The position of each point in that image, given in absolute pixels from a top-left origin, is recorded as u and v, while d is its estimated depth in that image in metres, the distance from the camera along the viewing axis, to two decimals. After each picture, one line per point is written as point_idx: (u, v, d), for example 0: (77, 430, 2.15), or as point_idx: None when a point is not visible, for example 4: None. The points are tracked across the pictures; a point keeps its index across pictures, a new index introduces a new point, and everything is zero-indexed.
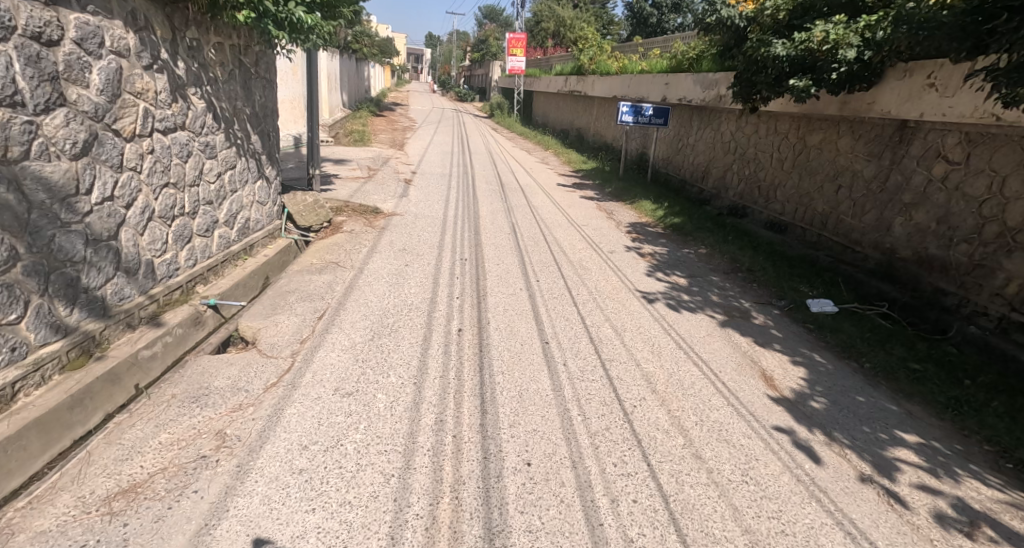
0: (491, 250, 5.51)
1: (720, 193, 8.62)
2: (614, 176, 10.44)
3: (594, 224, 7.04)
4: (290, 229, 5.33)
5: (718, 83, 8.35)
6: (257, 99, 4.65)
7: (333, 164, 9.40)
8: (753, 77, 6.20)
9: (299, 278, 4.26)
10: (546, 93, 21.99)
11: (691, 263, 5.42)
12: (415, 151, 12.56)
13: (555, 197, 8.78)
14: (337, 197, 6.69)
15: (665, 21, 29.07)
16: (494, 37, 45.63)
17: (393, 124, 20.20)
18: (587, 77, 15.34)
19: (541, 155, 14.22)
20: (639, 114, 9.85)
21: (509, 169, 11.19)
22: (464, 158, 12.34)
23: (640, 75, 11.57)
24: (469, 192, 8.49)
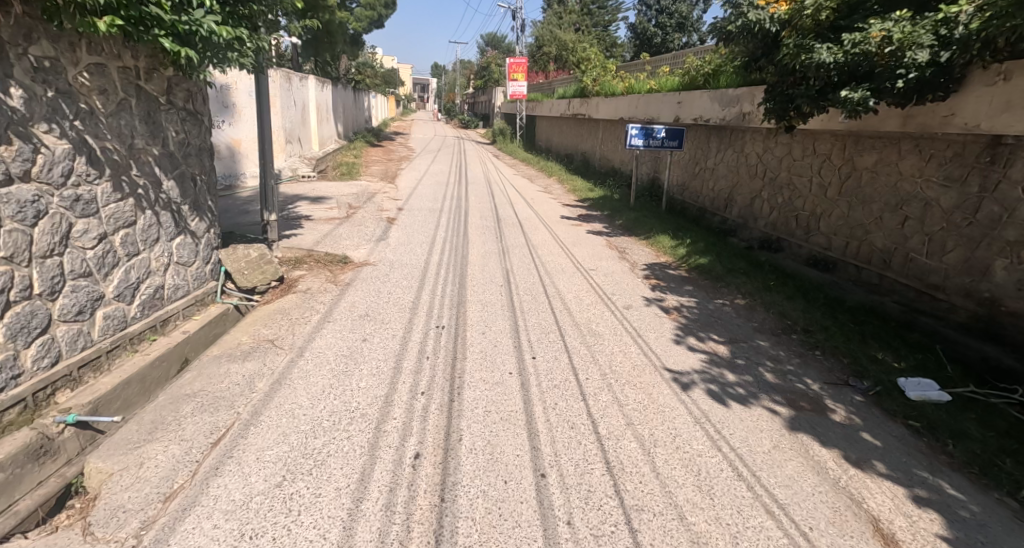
0: (477, 311, 4.45)
1: (747, 223, 7.54)
2: (623, 205, 9.41)
3: (603, 267, 5.97)
4: (229, 290, 4.41)
5: (741, 100, 7.35)
6: (170, 136, 3.68)
7: (311, 203, 8.46)
8: (790, 90, 5.15)
9: (210, 369, 3.20)
10: (549, 117, 21.20)
11: (729, 321, 4.32)
12: (406, 184, 11.63)
13: (558, 233, 7.73)
14: (299, 247, 5.76)
15: (670, 40, 28.54)
16: (496, 63, 45.30)
17: (390, 154, 19.42)
18: (591, 99, 14.49)
19: (543, 183, 13.25)
20: (651, 136, 8.89)
21: (508, 201, 10.22)
22: (459, 189, 11.39)
23: (649, 95, 10.66)
24: (460, 232, 7.48)
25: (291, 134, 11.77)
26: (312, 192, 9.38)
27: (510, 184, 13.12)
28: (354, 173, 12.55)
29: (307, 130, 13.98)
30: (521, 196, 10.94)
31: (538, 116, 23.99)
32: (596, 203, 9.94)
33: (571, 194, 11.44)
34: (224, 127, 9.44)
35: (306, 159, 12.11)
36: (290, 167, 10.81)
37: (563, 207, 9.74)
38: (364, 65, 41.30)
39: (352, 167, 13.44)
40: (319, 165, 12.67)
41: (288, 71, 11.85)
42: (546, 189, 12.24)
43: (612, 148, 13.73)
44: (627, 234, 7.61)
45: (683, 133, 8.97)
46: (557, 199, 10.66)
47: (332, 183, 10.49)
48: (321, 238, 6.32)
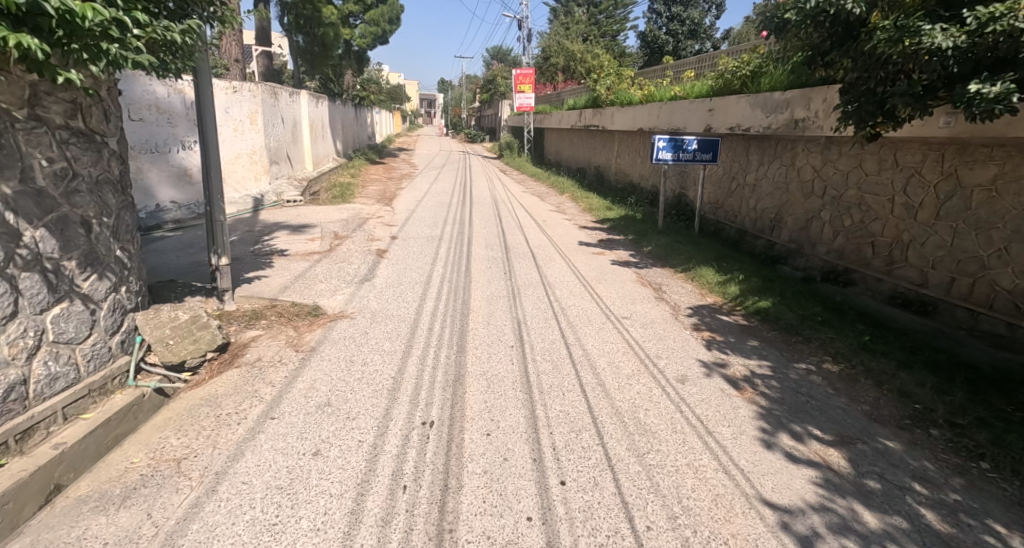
0: (480, 392, 3.30)
1: (803, 249, 6.36)
2: (649, 228, 8.26)
3: (638, 313, 4.80)
4: (149, 366, 3.32)
5: (794, 103, 6.24)
6: (37, 167, 2.59)
7: (294, 234, 7.40)
8: (880, 88, 4.01)
9: (58, 533, 2.06)
10: (559, 129, 20.22)
11: (827, 401, 3.15)
12: (405, 207, 10.57)
13: (577, 265, 6.59)
14: (261, 297, 4.68)
15: (683, 47, 27.66)
16: (502, 75, 44.51)
17: (392, 173, 18.46)
18: (606, 110, 13.46)
19: (556, 201, 12.15)
20: (682, 149, 7.79)
21: (518, 225, 9.12)
22: (462, 212, 10.31)
23: (673, 102, 9.63)
24: (462, 266, 6.37)
25: (278, 154, 10.82)
26: (298, 221, 8.33)
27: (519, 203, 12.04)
28: (349, 196, 11.55)
29: (299, 149, 13.07)
30: (532, 218, 9.85)
31: (546, 128, 23.01)
32: (617, 227, 8.79)
33: (587, 214, 10.32)
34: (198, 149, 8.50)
35: (296, 183, 11.12)
36: (275, 192, 9.83)
37: (580, 231, 8.61)
38: (369, 81, 40.73)
39: (348, 190, 12.43)
40: (310, 188, 11.70)
41: (275, 85, 10.94)
42: (560, 208, 11.14)
43: (630, 162, 12.65)
44: (659, 265, 6.46)
45: (718, 144, 7.87)
46: (572, 222, 9.53)
47: (322, 208, 9.47)
48: (293, 282, 5.22)
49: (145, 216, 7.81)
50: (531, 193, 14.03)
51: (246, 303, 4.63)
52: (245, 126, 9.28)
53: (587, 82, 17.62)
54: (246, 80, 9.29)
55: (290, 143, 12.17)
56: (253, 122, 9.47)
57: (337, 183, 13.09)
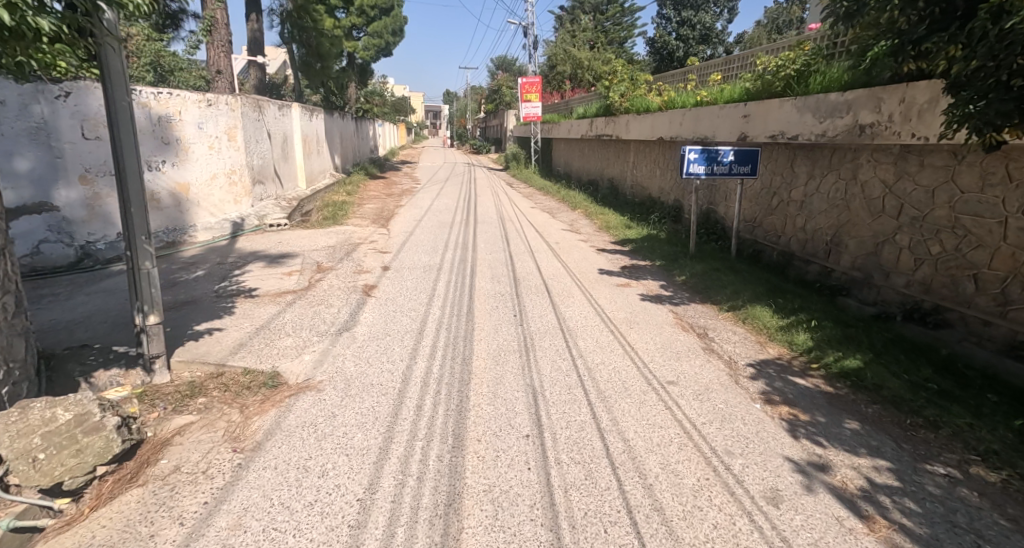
0: (483, 528, 2.25)
1: (872, 280, 5.30)
2: (678, 252, 7.23)
3: (687, 374, 3.76)
4: (11, 491, 2.29)
5: (856, 105, 5.25)
6: None
7: (270, 268, 6.45)
8: (1015, 81, 2.94)
9: None
10: (568, 139, 19.37)
11: (1003, 541, 2.12)
12: (403, 229, 9.62)
13: (599, 301, 5.57)
14: (207, 362, 3.71)
15: (695, 52, 26.75)
16: (507, 85, 43.85)
17: (392, 188, 17.61)
18: (621, 118, 12.58)
19: (568, 219, 11.16)
20: (717, 162, 6.80)
21: (527, 249, 8.11)
22: (466, 234, 9.33)
23: (700, 107, 8.72)
24: (464, 306, 5.36)
25: (262, 173, 9.98)
26: (280, 251, 7.39)
27: (528, 221, 11.06)
28: (343, 218, 10.63)
29: (290, 167, 12.24)
30: (543, 240, 8.85)
31: (555, 139, 22.10)
32: (640, 252, 7.77)
33: (604, 235, 9.30)
34: (166, 170, 7.66)
35: (283, 206, 10.23)
36: (257, 215, 9.00)
37: (599, 255, 7.60)
38: (372, 94, 40.16)
39: (342, 210, 11.51)
40: (299, 211, 10.81)
41: (259, 99, 10.12)
42: (573, 227, 10.15)
43: (648, 175, 11.72)
44: (698, 301, 5.43)
45: (758, 156, 6.88)
46: (588, 244, 8.52)
47: (310, 234, 8.55)
48: (255, 337, 4.24)
49: (104, 248, 6.86)
50: (541, 209, 13.06)
51: (188, 370, 3.63)
52: (222, 142, 8.41)
53: (597, 89, 16.68)
54: (224, 93, 8.45)
55: (278, 161, 11.35)
56: (231, 138, 8.60)
57: (331, 203, 12.19)
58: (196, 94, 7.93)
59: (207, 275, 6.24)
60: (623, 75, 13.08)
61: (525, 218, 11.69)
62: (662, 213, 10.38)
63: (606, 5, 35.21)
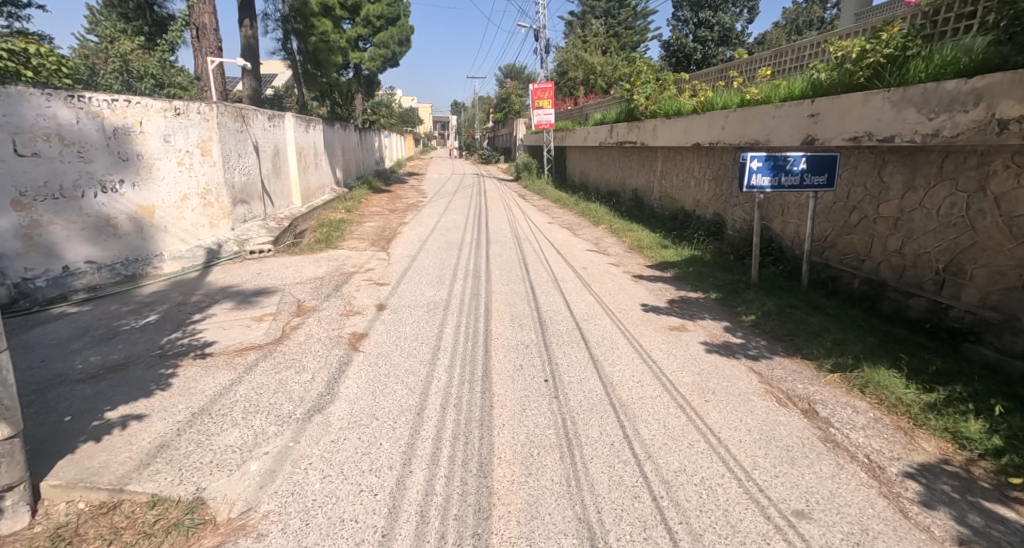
0: None
1: (1020, 323, 4.02)
2: (736, 281, 5.98)
3: (820, 496, 2.49)
4: None
5: (990, 94, 4.01)
6: None
7: (240, 310, 5.30)
8: None
9: None
10: (585, 147, 18.28)
11: None
12: (407, 252, 8.48)
13: (650, 353, 4.33)
14: (98, 483, 2.51)
15: (713, 54, 25.73)
16: (516, 93, 42.94)
17: (396, 202, 16.56)
18: (649, 122, 11.56)
19: (591, 237, 9.95)
20: (784, 171, 5.56)
21: (549, 278, 6.92)
22: (477, 259, 8.15)
23: (751, 107, 7.55)
24: (477, 364, 4.15)
25: (245, 190, 8.91)
26: (258, 286, 6.25)
27: (546, 240, 9.87)
28: (340, 240, 9.52)
29: (279, 182, 11.24)
30: (567, 265, 7.66)
31: (569, 147, 21.00)
32: (684, 280, 6.53)
33: (636, 257, 8.10)
34: (125, 191, 6.53)
35: (270, 229, 9.15)
36: (237, 239, 7.92)
37: (637, 285, 6.36)
38: (377, 105, 39.38)
39: (339, 230, 10.41)
40: (288, 233, 9.71)
41: (242, 107, 9.06)
42: (599, 247, 8.95)
43: (681, 184, 10.56)
44: (782, 352, 4.18)
45: (836, 163, 5.61)
46: (619, 271, 7.30)
47: (297, 263, 7.42)
48: (191, 428, 3.04)
49: (45, 284, 5.76)
50: (559, 224, 11.88)
51: (67, 500, 2.45)
52: (193, 157, 7.30)
53: (616, 94, 15.58)
54: (196, 100, 7.34)
55: (266, 176, 10.34)
56: (205, 152, 7.51)
57: (327, 223, 11.09)
58: (162, 101, 6.82)
59: (164, 320, 5.10)
60: (647, 77, 12.22)
61: (543, 235, 10.50)
62: (699, 230, 9.15)
63: (617, 9, 34.31)
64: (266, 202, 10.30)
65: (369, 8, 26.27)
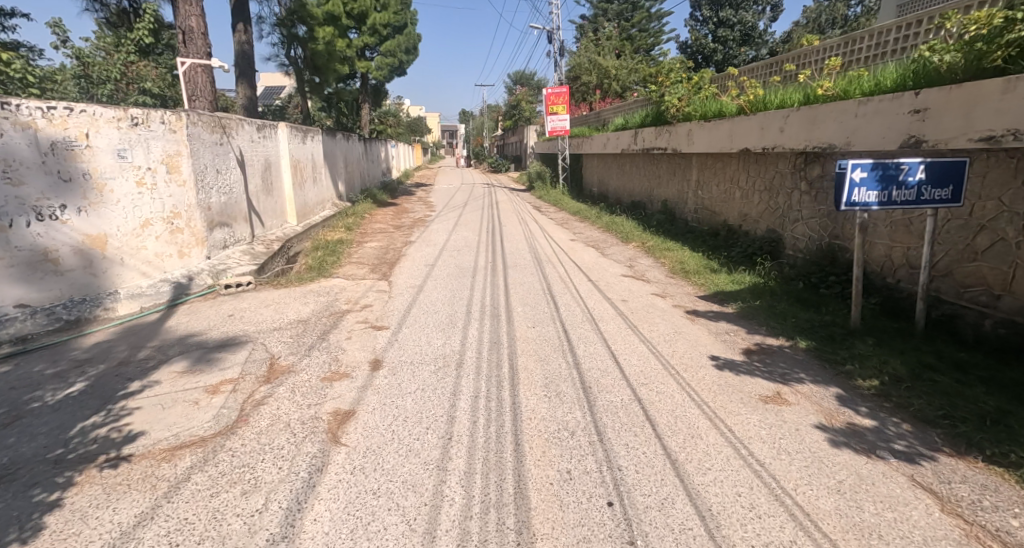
0: None
1: None
2: (826, 324, 4.71)
3: None
4: None
5: None
6: None
7: (193, 373, 4.11)
8: None
9: None
10: (604, 155, 17.16)
11: None
12: (411, 283, 7.33)
13: (750, 447, 3.05)
14: None
15: (735, 54, 24.68)
16: (527, 100, 42.03)
17: (401, 217, 15.46)
18: (683, 126, 10.41)
19: (622, 259, 8.69)
20: (896, 185, 4.28)
21: (583, 317, 5.67)
22: (493, 290, 6.94)
23: (822, 105, 6.31)
24: (506, 472, 2.91)
25: (225, 212, 7.78)
26: (227, 335, 5.07)
27: (571, 263, 8.63)
28: (336, 266, 8.37)
29: (268, 200, 10.15)
30: (601, 298, 6.43)
31: (585, 155, 19.86)
32: (753, 319, 5.26)
33: (681, 287, 6.83)
34: (68, 218, 5.39)
35: (252, 256, 8.00)
36: (211, 270, 6.77)
37: (695, 329, 5.11)
38: (384, 114, 38.47)
39: (336, 254, 9.25)
40: (275, 260, 8.56)
41: (223, 117, 7.97)
42: (634, 273, 7.69)
43: (726, 196, 9.34)
44: (947, 448, 2.91)
45: (964, 172, 4.27)
46: (666, 305, 6.03)
47: (279, 300, 6.24)
48: None
49: None
50: (582, 242, 10.63)
51: None
52: (156, 175, 6.15)
53: (641, 96, 14.49)
54: (160, 107, 6.17)
55: (251, 194, 9.23)
56: (171, 169, 6.36)
57: (322, 245, 9.93)
58: (114, 110, 5.65)
59: (92, 388, 3.91)
60: (678, 77, 11.24)
61: (566, 256, 9.26)
62: (749, 250, 7.87)
63: (631, 12, 33.52)
64: (252, 223, 9.19)
65: (376, 16, 25.46)
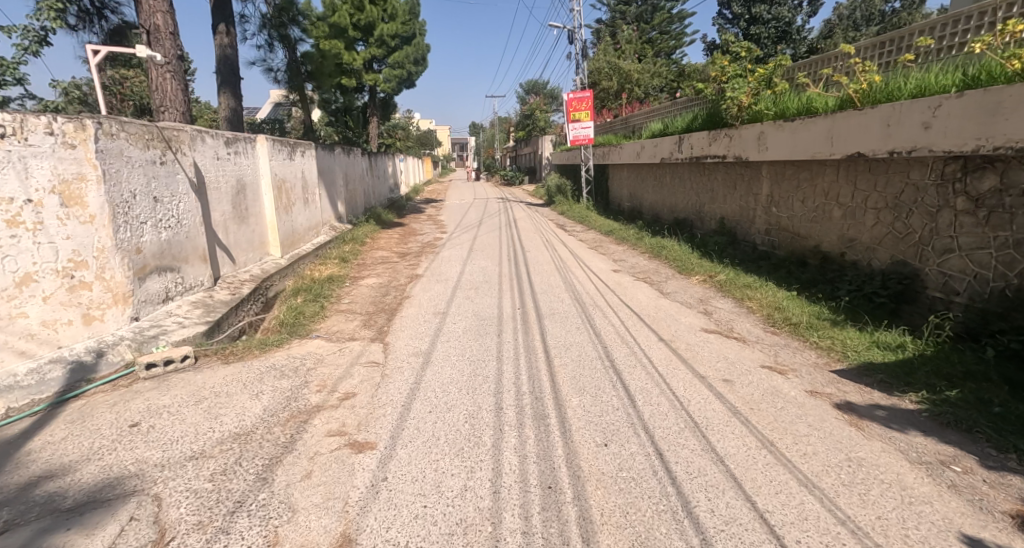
0: None
1: None
2: None
3: None
4: None
5: None
6: None
7: None
8: None
9: None
10: (639, 165, 15.29)
11: None
12: (416, 347, 5.45)
13: None
14: None
15: (771, 52, 22.90)
16: (542, 109, 40.47)
17: (408, 241, 13.68)
18: (758, 128, 8.43)
19: (689, 303, 6.69)
20: None
21: (675, 419, 3.67)
22: (528, 360, 4.97)
23: (1015, 87, 4.33)
24: None
25: (165, 254, 5.88)
26: (112, 470, 3.14)
27: (623, 308, 6.66)
28: (317, 320, 6.46)
29: (238, 232, 8.31)
30: (688, 375, 4.42)
31: (614, 165, 18.02)
32: (968, 432, 3.23)
33: (797, 351, 4.80)
34: None
35: (205, 310, 6.11)
36: (134, 341, 4.84)
37: (874, 454, 3.11)
38: (393, 128, 37.17)
39: (319, 300, 7.33)
40: (237, 312, 6.66)
41: (165, 127, 6.12)
42: (716, 325, 5.69)
43: (821, 214, 7.31)
44: None
45: None
46: (794, 389, 4.01)
47: (221, 388, 4.31)
48: None
49: None
50: (626, 275, 8.64)
51: None
52: (41, 210, 4.31)
53: (689, 97, 12.58)
54: (46, 111, 4.32)
55: (209, 225, 7.38)
56: (69, 200, 4.49)
57: (305, 286, 8.05)
58: None
59: None
60: (745, 68, 9.26)
61: (612, 298, 7.26)
62: (869, 290, 5.83)
63: (650, 14, 32.05)
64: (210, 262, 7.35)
65: (384, 27, 24.02)
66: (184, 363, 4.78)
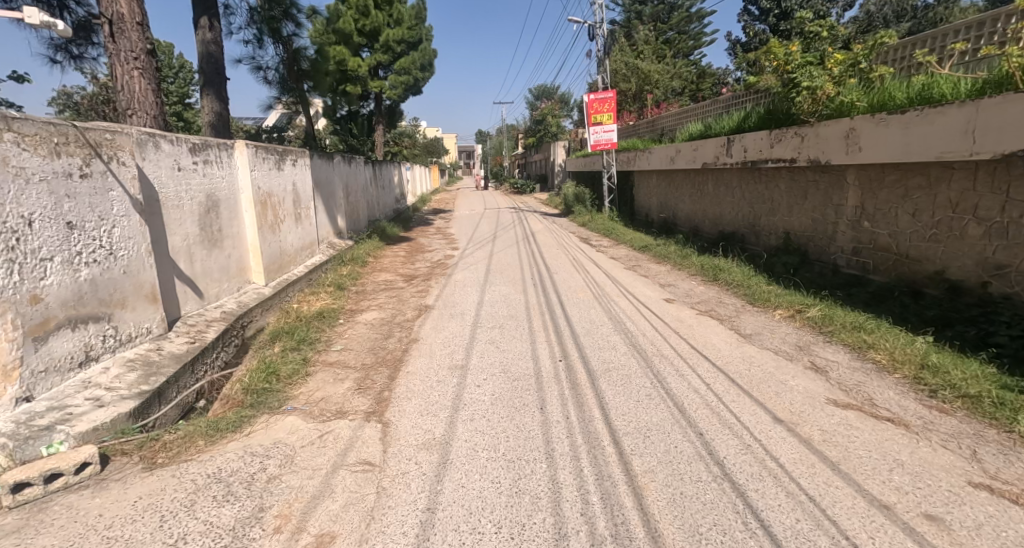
0: None
1: None
2: None
3: None
4: None
5: None
6: None
7: None
8: None
9: None
10: (673, 170, 13.73)
11: None
12: (426, 431, 3.93)
13: None
14: None
15: None
16: (552, 114, 39.01)
17: (414, 260, 12.17)
18: (850, 123, 6.83)
19: (783, 353, 5.11)
20: None
21: None
22: (594, 464, 3.36)
23: None
24: None
25: (85, 300, 4.31)
26: None
27: (695, 361, 5.08)
28: (294, 382, 4.90)
29: (205, 259, 6.79)
30: (856, 503, 2.81)
31: (640, 171, 16.48)
32: None
33: (1004, 452, 3.17)
34: None
35: (145, 373, 4.54)
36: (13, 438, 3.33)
37: None
38: (400, 136, 35.93)
39: (299, 350, 5.78)
40: (192, 372, 5.10)
41: (88, 127, 4.55)
42: (846, 393, 4.07)
43: (949, 232, 5.72)
44: None
45: None
46: None
47: (125, 531, 2.77)
48: None
49: None
50: (682, 309, 7.03)
51: None
52: None
53: (740, 92, 11.02)
54: None
55: (163, 253, 5.86)
56: None
57: (283, 328, 6.49)
58: None
59: None
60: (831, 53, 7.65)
61: (675, 344, 5.65)
62: None
63: (667, 14, 30.59)
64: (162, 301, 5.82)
65: (391, 33, 22.67)
66: (81, 475, 3.19)
